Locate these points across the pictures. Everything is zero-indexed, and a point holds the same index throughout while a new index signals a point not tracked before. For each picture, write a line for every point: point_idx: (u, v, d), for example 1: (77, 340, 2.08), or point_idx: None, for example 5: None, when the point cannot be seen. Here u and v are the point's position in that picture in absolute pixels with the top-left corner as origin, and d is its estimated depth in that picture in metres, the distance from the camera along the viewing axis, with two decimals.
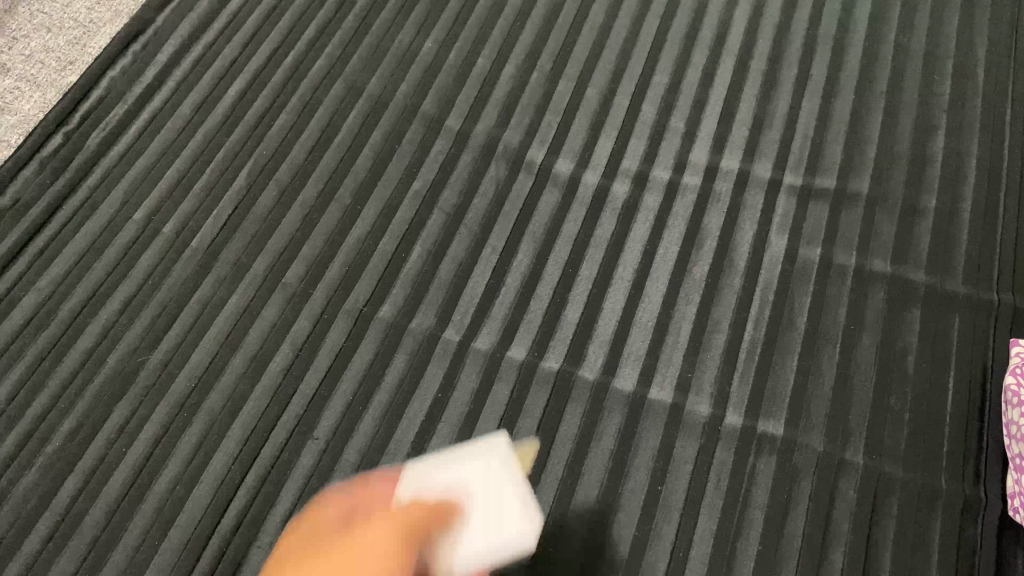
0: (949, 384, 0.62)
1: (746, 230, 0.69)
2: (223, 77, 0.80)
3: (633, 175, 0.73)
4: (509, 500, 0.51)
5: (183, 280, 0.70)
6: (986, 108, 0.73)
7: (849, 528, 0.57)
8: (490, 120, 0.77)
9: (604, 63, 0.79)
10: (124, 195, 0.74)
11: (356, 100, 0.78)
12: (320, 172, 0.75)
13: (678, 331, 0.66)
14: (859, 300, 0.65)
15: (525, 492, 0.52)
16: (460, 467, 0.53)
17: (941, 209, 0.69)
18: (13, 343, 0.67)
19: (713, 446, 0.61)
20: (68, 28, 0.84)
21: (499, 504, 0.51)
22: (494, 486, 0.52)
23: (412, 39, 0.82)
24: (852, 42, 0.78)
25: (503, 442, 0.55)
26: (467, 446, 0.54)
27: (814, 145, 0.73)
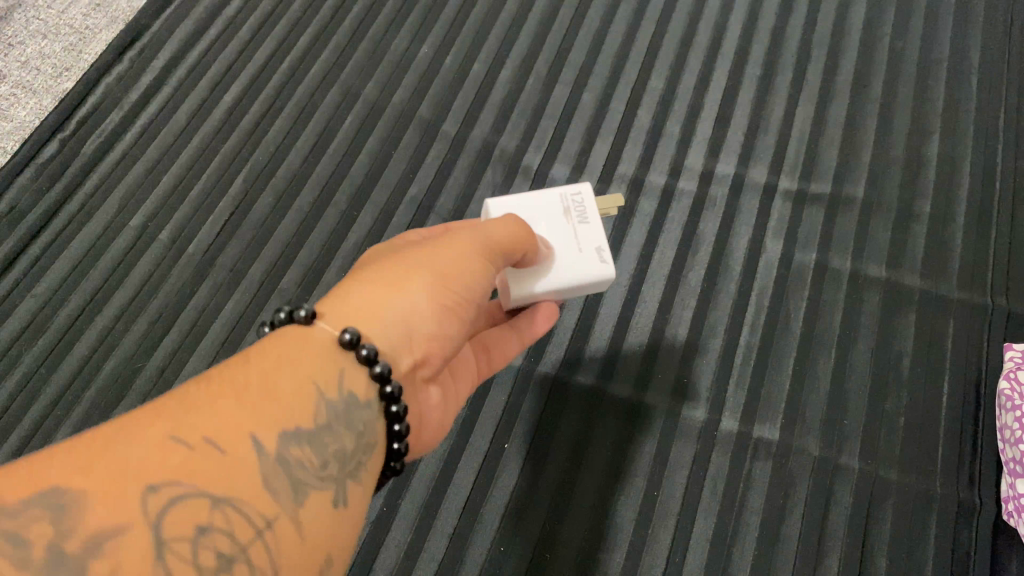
0: (943, 388, 0.62)
1: (742, 234, 0.70)
2: (219, 82, 0.80)
3: (629, 180, 0.73)
4: (586, 258, 0.51)
5: (180, 286, 0.70)
6: (980, 113, 0.73)
7: (845, 532, 0.58)
8: (486, 125, 0.77)
9: (600, 68, 0.79)
10: (121, 201, 0.74)
11: (352, 105, 0.79)
12: (316, 177, 0.75)
13: (674, 336, 0.66)
14: (855, 304, 0.66)
15: (598, 245, 0.51)
16: (536, 212, 0.52)
17: (935, 214, 0.69)
18: (10, 349, 0.67)
19: (709, 450, 0.61)
20: (64, 34, 0.84)
21: (569, 263, 0.50)
22: (569, 250, 0.51)
23: (408, 44, 0.82)
24: (847, 47, 0.78)
25: (585, 192, 0.53)
26: (550, 193, 0.53)
27: (810, 149, 0.73)
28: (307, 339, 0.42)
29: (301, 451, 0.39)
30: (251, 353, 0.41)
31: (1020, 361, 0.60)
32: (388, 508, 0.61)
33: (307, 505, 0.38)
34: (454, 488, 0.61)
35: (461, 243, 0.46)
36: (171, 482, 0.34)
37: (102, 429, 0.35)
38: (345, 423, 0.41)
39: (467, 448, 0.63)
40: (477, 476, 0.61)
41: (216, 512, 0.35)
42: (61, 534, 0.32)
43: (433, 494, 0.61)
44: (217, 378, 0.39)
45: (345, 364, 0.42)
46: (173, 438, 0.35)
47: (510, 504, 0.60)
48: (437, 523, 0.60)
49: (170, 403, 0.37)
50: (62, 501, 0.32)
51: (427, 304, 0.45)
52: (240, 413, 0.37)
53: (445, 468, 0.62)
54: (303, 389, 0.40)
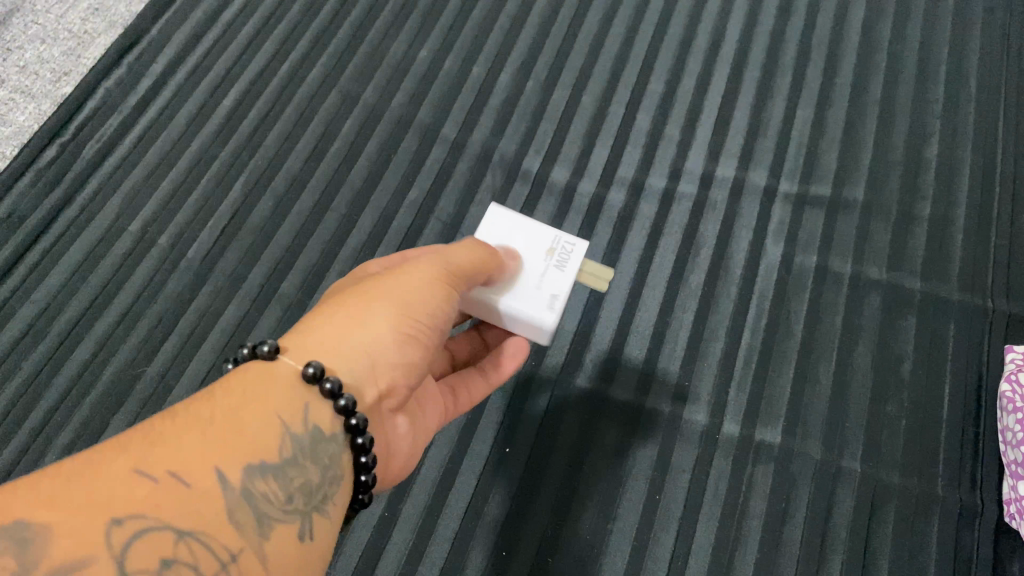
0: (944, 391, 0.62)
1: (742, 237, 0.70)
2: (218, 86, 0.80)
3: (629, 183, 0.73)
4: (538, 298, 0.51)
5: (179, 291, 0.70)
6: (979, 115, 0.74)
7: (847, 536, 0.58)
8: (486, 129, 0.77)
9: (599, 71, 0.79)
10: (120, 206, 0.74)
11: (352, 109, 0.79)
12: (315, 181, 0.75)
13: (675, 339, 0.66)
14: (855, 307, 0.66)
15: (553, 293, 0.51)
16: (525, 240, 0.53)
17: (935, 216, 0.69)
18: (9, 355, 0.67)
19: (711, 454, 0.61)
20: (63, 39, 0.84)
21: (518, 298, 0.51)
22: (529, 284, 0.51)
23: (407, 48, 0.82)
24: (846, 50, 0.78)
25: (582, 248, 0.53)
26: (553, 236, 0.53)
27: (809, 152, 0.73)
28: (268, 373, 0.40)
29: (266, 485, 0.37)
30: (212, 387, 0.39)
31: (1021, 363, 0.60)
32: (389, 513, 0.61)
33: (271, 540, 0.37)
34: (455, 493, 0.61)
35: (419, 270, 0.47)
36: (136, 515, 0.33)
37: (62, 463, 0.33)
38: (311, 456, 0.40)
39: (468, 453, 0.62)
40: (478, 481, 0.61)
41: (182, 546, 0.33)
42: (25, 566, 0.30)
43: (434, 500, 0.61)
44: (179, 412, 0.37)
45: (308, 397, 0.41)
46: (138, 471, 0.34)
47: (512, 510, 0.60)
48: (439, 529, 0.60)
49: (135, 434, 0.35)
50: (24, 534, 0.30)
51: (388, 332, 0.44)
52: (206, 446, 0.36)
53: (447, 473, 0.62)
54: (268, 422, 0.39)
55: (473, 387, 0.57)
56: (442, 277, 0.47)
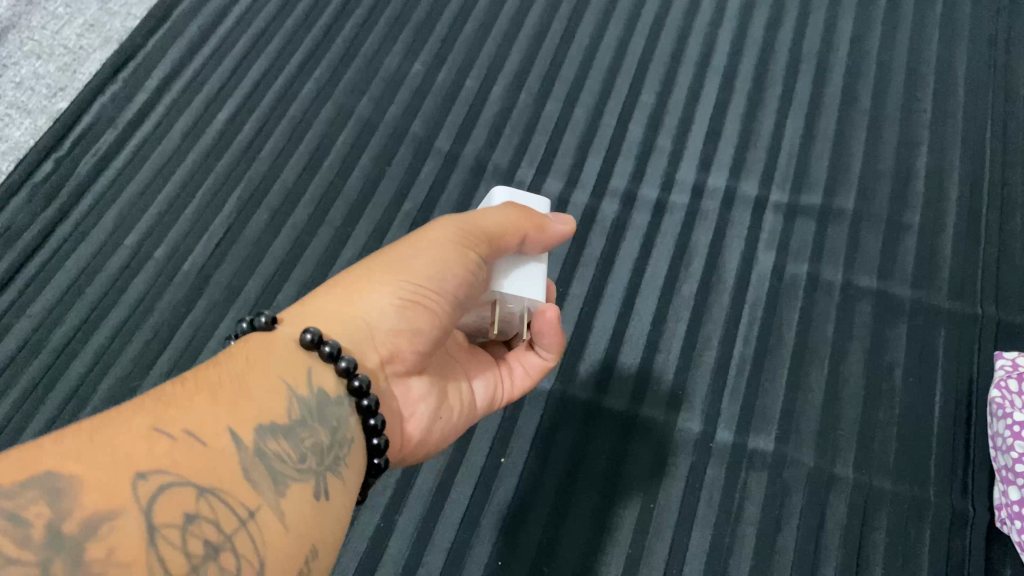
0: (936, 397, 0.63)
1: (734, 247, 0.70)
2: (213, 101, 0.81)
3: (621, 194, 0.74)
4: None
5: (175, 304, 0.70)
6: (967, 124, 0.74)
7: (841, 542, 0.58)
8: (479, 141, 0.77)
9: (591, 83, 0.80)
10: (115, 220, 0.74)
11: (346, 123, 0.79)
12: (310, 194, 0.75)
13: (668, 349, 0.66)
14: (846, 314, 0.66)
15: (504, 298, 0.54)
16: None
17: (925, 224, 0.70)
18: (7, 368, 0.67)
19: (704, 462, 0.61)
20: (59, 55, 0.84)
21: None
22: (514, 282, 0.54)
23: (401, 61, 0.83)
24: (835, 61, 0.79)
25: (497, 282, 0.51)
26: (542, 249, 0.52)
27: (800, 161, 0.74)
28: (272, 343, 0.44)
29: (277, 445, 0.40)
30: (223, 355, 0.43)
31: (1010, 369, 0.60)
32: (385, 524, 0.61)
33: (288, 498, 0.39)
34: (451, 502, 0.61)
35: (436, 236, 0.49)
36: (157, 470, 0.35)
37: (90, 421, 0.36)
38: (319, 418, 0.43)
39: (463, 463, 0.63)
40: (474, 491, 0.62)
41: (201, 502, 0.36)
42: (58, 515, 0.32)
43: (430, 510, 0.61)
44: (192, 377, 0.41)
45: (312, 361, 0.44)
46: (156, 429, 0.36)
47: (508, 519, 0.61)
48: (435, 539, 0.60)
49: (149, 397, 0.38)
50: (55, 486, 0.33)
51: (390, 299, 0.48)
52: (217, 409, 0.39)
53: (442, 483, 0.62)
54: (275, 385, 0.42)
55: (527, 356, 0.58)
56: (457, 237, 0.49)
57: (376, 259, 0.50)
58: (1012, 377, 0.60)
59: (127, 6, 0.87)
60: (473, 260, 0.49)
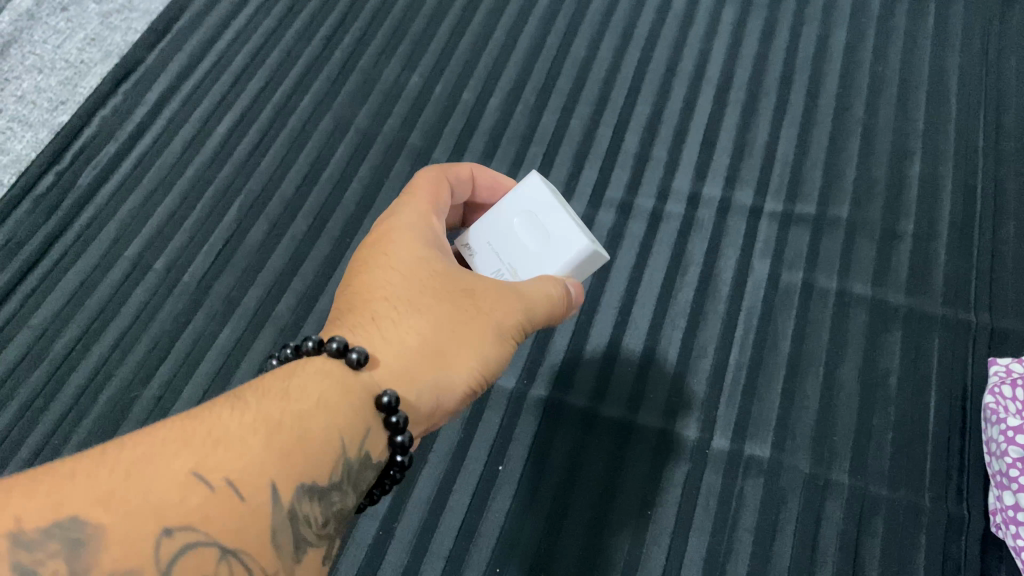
0: (930, 403, 0.63)
1: (729, 255, 0.71)
2: (212, 114, 0.81)
3: (617, 204, 0.74)
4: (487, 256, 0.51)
5: (175, 314, 0.70)
6: (959, 133, 0.75)
7: (836, 548, 0.58)
8: (476, 152, 0.78)
9: (588, 95, 0.81)
10: (116, 232, 0.75)
11: (345, 134, 0.80)
12: (309, 205, 0.76)
13: (664, 356, 0.67)
14: (841, 322, 0.67)
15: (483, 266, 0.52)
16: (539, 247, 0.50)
17: (918, 232, 0.70)
18: (7, 380, 0.68)
19: (701, 469, 0.62)
20: (59, 69, 0.85)
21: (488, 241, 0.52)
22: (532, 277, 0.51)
23: (399, 73, 0.84)
24: (829, 71, 0.80)
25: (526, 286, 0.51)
26: (556, 208, 0.49)
27: (794, 170, 0.74)
28: (344, 379, 0.42)
29: (311, 509, 0.39)
30: (287, 386, 0.41)
31: (1004, 375, 0.61)
32: (384, 532, 0.61)
33: (301, 566, 0.38)
34: (449, 511, 0.62)
35: (506, 309, 0.47)
36: (187, 527, 0.35)
37: (137, 450, 0.36)
38: (355, 481, 0.41)
39: (461, 472, 0.63)
40: (472, 499, 0.62)
41: (222, 567, 0.35)
42: (75, 571, 0.32)
43: (428, 518, 0.62)
44: (251, 406, 0.39)
45: (371, 422, 0.42)
46: (196, 477, 0.36)
47: (505, 528, 0.61)
48: (433, 547, 0.60)
49: (201, 432, 0.38)
50: (80, 535, 0.33)
51: (461, 378, 0.46)
52: (262, 459, 0.38)
53: (440, 492, 0.63)
54: (328, 439, 0.40)
55: None
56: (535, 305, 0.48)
57: (457, 309, 0.47)
58: (1005, 383, 0.61)
59: (128, 21, 0.88)
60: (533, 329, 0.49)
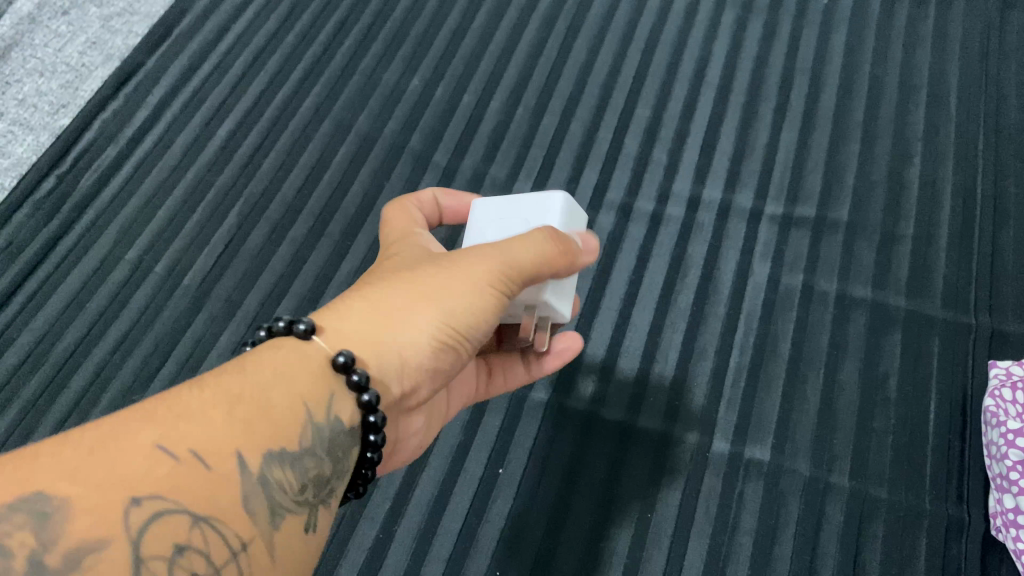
0: (930, 406, 0.63)
1: (728, 258, 0.71)
2: (213, 117, 0.82)
3: (617, 207, 0.74)
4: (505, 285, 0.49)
5: (175, 317, 0.71)
6: (959, 136, 0.75)
7: (837, 551, 0.58)
8: (476, 155, 0.78)
9: (588, 97, 0.81)
10: (116, 236, 0.75)
11: (345, 137, 0.80)
12: (310, 208, 0.76)
13: (664, 359, 0.67)
14: (841, 325, 0.67)
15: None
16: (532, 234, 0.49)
17: (918, 235, 0.70)
18: (8, 383, 0.68)
19: (701, 471, 0.62)
20: (61, 72, 0.84)
21: None
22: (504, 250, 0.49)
23: (399, 76, 0.84)
24: (829, 74, 0.80)
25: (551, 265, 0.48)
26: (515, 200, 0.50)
27: (794, 173, 0.74)
28: (299, 350, 0.41)
29: (284, 475, 0.37)
30: (248, 359, 0.39)
31: (1004, 378, 0.61)
32: (383, 536, 0.61)
33: (283, 534, 0.37)
34: (449, 514, 0.62)
35: (482, 260, 0.44)
36: (157, 496, 0.33)
37: (96, 429, 0.34)
38: (331, 449, 0.40)
39: (462, 475, 0.63)
40: (472, 502, 0.62)
41: (195, 533, 0.33)
42: (43, 544, 0.30)
43: (428, 522, 0.62)
44: (212, 380, 0.38)
45: (337, 386, 0.41)
46: (161, 447, 0.34)
47: (505, 531, 0.61)
48: (434, 550, 0.61)
49: (160, 407, 0.36)
50: (46, 509, 0.31)
51: (427, 335, 0.43)
52: (228, 428, 0.36)
53: (440, 495, 0.63)
54: (293, 407, 0.39)
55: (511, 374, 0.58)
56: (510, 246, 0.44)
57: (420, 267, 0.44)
58: (1006, 386, 0.61)
59: (128, 24, 0.88)
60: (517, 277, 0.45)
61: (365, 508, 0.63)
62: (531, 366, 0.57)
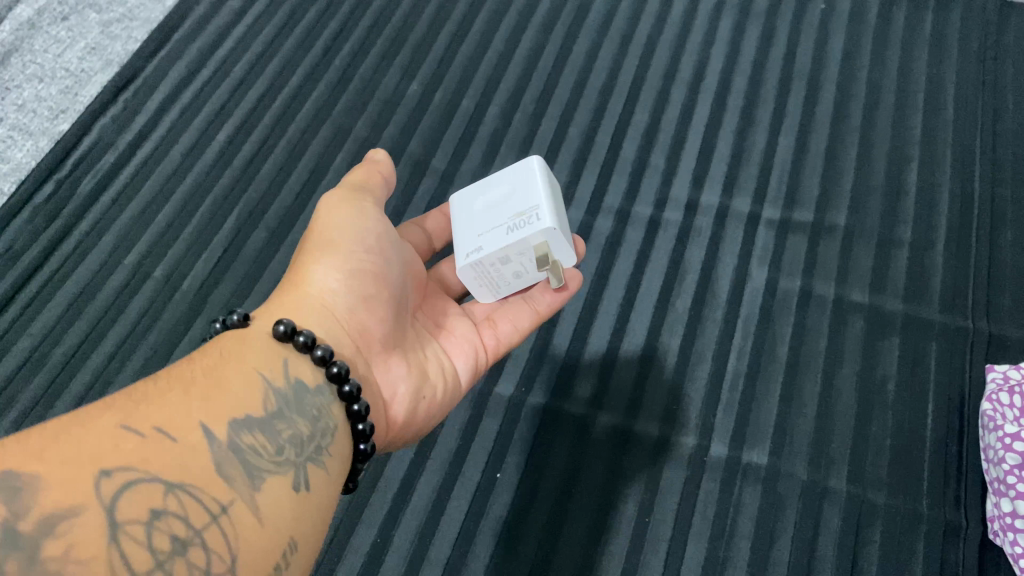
0: (928, 410, 0.63)
1: (727, 262, 0.71)
2: (212, 122, 0.82)
3: (616, 211, 0.75)
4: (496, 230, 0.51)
5: (174, 321, 0.71)
6: (956, 140, 0.75)
7: (834, 554, 0.58)
8: (475, 159, 0.78)
9: (586, 102, 0.81)
10: (115, 240, 0.75)
11: (344, 142, 0.80)
12: (308, 212, 0.76)
13: (662, 363, 0.67)
14: (838, 329, 0.67)
15: (479, 245, 0.51)
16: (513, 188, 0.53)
17: (916, 239, 0.70)
18: (7, 387, 0.68)
19: (699, 475, 0.62)
20: (60, 78, 0.85)
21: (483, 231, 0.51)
22: (528, 199, 0.51)
23: (398, 81, 0.84)
24: (827, 78, 0.80)
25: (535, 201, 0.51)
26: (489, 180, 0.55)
27: (791, 177, 0.74)
28: (246, 334, 0.46)
29: (252, 437, 0.40)
30: (198, 352, 0.44)
31: (1002, 383, 0.61)
32: (381, 539, 0.61)
33: (264, 491, 0.39)
34: (447, 518, 0.62)
35: (335, 210, 0.53)
36: (124, 467, 0.35)
37: (58, 419, 0.36)
38: (297, 411, 0.43)
39: (459, 479, 0.63)
40: (470, 506, 0.62)
41: (170, 499, 0.36)
42: (16, 514, 0.32)
43: (426, 526, 0.62)
44: (168, 372, 0.41)
45: (287, 353, 0.46)
46: (124, 426, 0.37)
47: (503, 534, 0.61)
48: (432, 554, 0.60)
49: (121, 395, 0.39)
50: (16, 486, 0.32)
51: (332, 278, 0.50)
52: (190, 403, 0.40)
53: (438, 499, 0.63)
54: (249, 378, 0.43)
55: (517, 316, 0.59)
56: (349, 198, 0.53)
57: (294, 262, 0.51)
58: (1003, 390, 0.61)
59: (128, 30, 0.88)
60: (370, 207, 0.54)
61: (363, 511, 0.62)
62: (536, 301, 0.59)
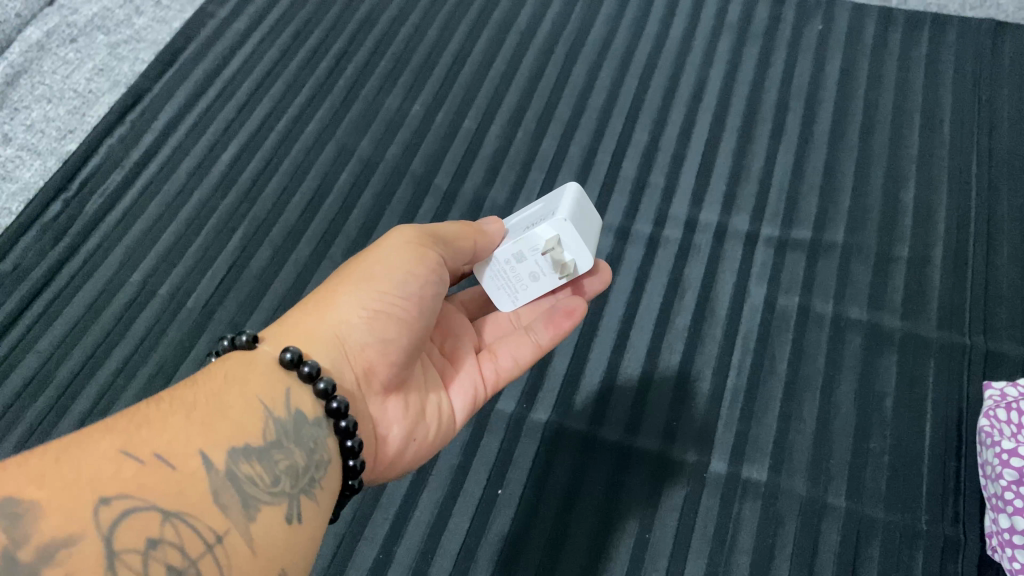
0: (926, 427, 0.63)
1: (725, 279, 0.71)
2: (217, 142, 0.83)
3: (616, 229, 0.75)
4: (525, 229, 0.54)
5: (179, 338, 0.71)
6: (953, 159, 0.76)
7: (834, 569, 0.58)
8: (477, 178, 0.79)
9: (586, 121, 0.82)
10: (121, 258, 0.76)
11: (347, 161, 0.81)
12: (312, 231, 0.77)
13: (662, 379, 0.67)
14: (837, 345, 0.67)
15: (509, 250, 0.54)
16: (548, 198, 0.55)
17: (913, 257, 0.71)
18: (13, 405, 0.68)
19: (699, 491, 0.62)
20: (68, 98, 0.86)
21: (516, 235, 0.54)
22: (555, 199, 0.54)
23: (401, 102, 0.85)
24: (824, 98, 0.81)
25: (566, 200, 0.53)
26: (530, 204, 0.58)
27: (790, 196, 0.75)
28: (253, 359, 0.46)
29: (250, 467, 0.41)
30: (199, 376, 0.44)
31: (999, 399, 0.61)
32: (383, 556, 0.62)
33: (258, 522, 0.40)
34: (448, 534, 0.62)
35: (397, 240, 0.52)
36: (122, 495, 0.36)
37: (59, 443, 0.37)
38: (295, 440, 0.43)
39: (461, 495, 0.64)
40: (472, 523, 0.63)
41: (167, 526, 0.36)
42: (16, 541, 0.33)
43: (427, 542, 0.62)
44: (168, 397, 0.42)
45: (291, 382, 0.45)
46: (124, 453, 0.37)
47: (503, 551, 0.61)
48: (432, 571, 0.61)
49: (122, 419, 0.39)
50: (16, 512, 0.33)
51: (358, 312, 0.49)
52: (188, 430, 0.40)
53: (440, 515, 0.63)
54: (251, 405, 0.43)
55: (517, 348, 0.58)
56: (414, 243, 0.51)
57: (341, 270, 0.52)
58: (1001, 406, 0.61)
59: (135, 51, 0.89)
60: (431, 260, 0.51)
61: (365, 528, 0.63)
62: (539, 335, 0.57)
